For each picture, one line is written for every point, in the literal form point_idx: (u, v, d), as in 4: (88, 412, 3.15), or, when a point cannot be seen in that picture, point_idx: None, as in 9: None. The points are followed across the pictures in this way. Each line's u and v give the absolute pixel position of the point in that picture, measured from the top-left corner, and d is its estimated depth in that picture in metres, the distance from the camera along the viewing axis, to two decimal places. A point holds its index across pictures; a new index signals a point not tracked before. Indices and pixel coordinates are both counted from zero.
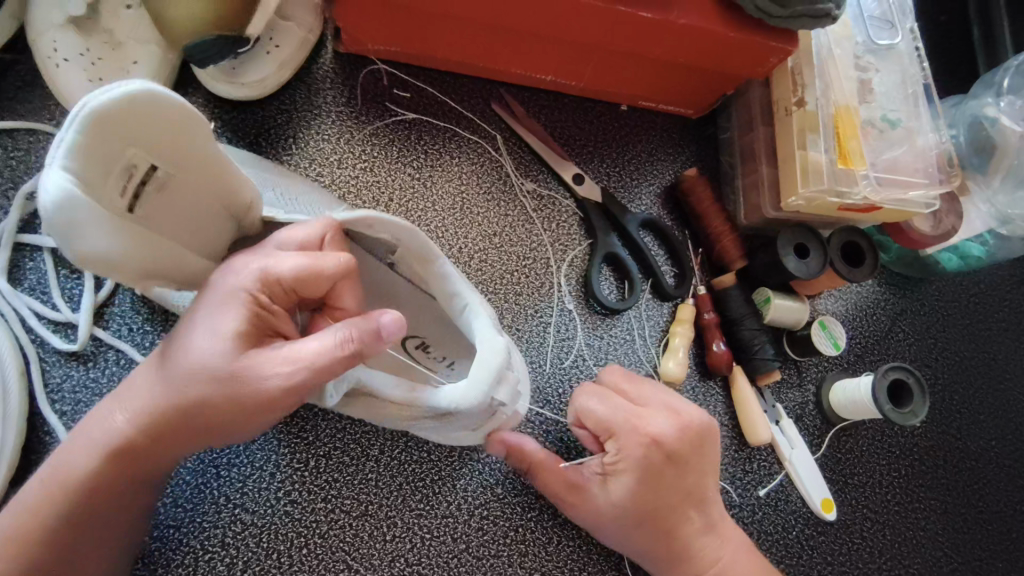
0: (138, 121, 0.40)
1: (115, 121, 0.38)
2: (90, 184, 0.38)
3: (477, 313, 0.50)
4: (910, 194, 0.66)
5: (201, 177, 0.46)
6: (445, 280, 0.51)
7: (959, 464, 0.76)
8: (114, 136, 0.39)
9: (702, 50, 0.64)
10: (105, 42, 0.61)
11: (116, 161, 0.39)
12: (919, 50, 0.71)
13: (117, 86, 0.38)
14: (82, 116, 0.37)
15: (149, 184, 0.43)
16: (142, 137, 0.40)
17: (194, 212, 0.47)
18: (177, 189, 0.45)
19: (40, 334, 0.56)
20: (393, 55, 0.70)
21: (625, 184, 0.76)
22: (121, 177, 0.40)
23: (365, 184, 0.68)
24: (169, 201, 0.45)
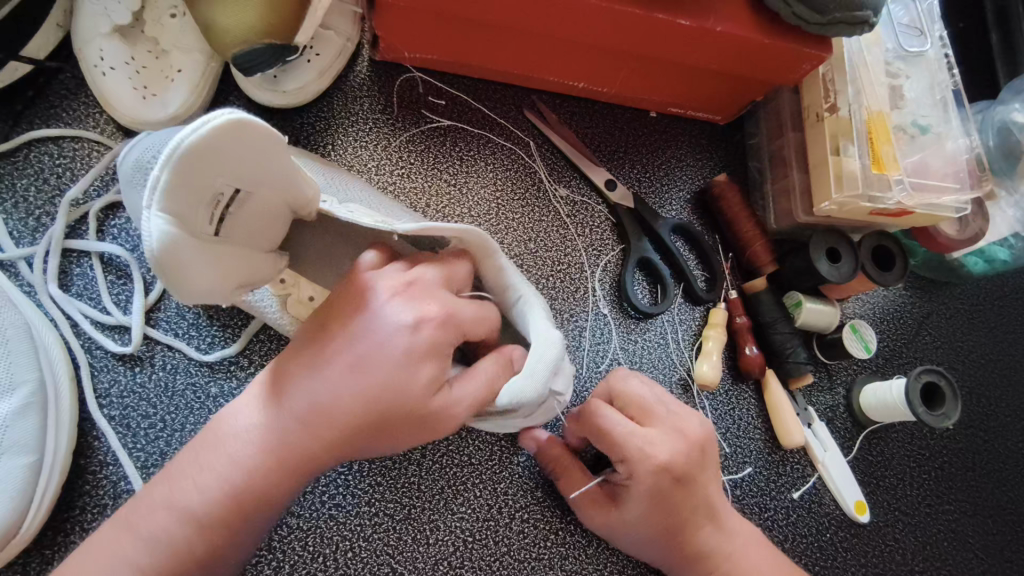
0: (228, 149, 0.37)
1: (208, 154, 0.36)
2: (182, 216, 0.37)
3: (533, 308, 0.52)
4: (943, 198, 0.67)
5: (273, 187, 0.44)
6: (502, 273, 0.52)
7: (988, 466, 0.76)
8: (203, 170, 0.37)
9: (736, 57, 0.65)
10: (149, 50, 0.62)
11: (206, 190, 0.38)
12: (948, 57, 0.72)
13: (209, 117, 0.36)
14: (177, 153, 0.35)
15: (229, 201, 0.41)
16: (229, 165, 0.39)
17: (260, 219, 0.46)
18: (251, 202, 0.44)
19: (92, 336, 0.57)
20: (428, 62, 0.71)
21: (656, 189, 0.76)
22: (209, 204, 0.39)
23: (402, 190, 0.69)
24: (247, 212, 0.44)
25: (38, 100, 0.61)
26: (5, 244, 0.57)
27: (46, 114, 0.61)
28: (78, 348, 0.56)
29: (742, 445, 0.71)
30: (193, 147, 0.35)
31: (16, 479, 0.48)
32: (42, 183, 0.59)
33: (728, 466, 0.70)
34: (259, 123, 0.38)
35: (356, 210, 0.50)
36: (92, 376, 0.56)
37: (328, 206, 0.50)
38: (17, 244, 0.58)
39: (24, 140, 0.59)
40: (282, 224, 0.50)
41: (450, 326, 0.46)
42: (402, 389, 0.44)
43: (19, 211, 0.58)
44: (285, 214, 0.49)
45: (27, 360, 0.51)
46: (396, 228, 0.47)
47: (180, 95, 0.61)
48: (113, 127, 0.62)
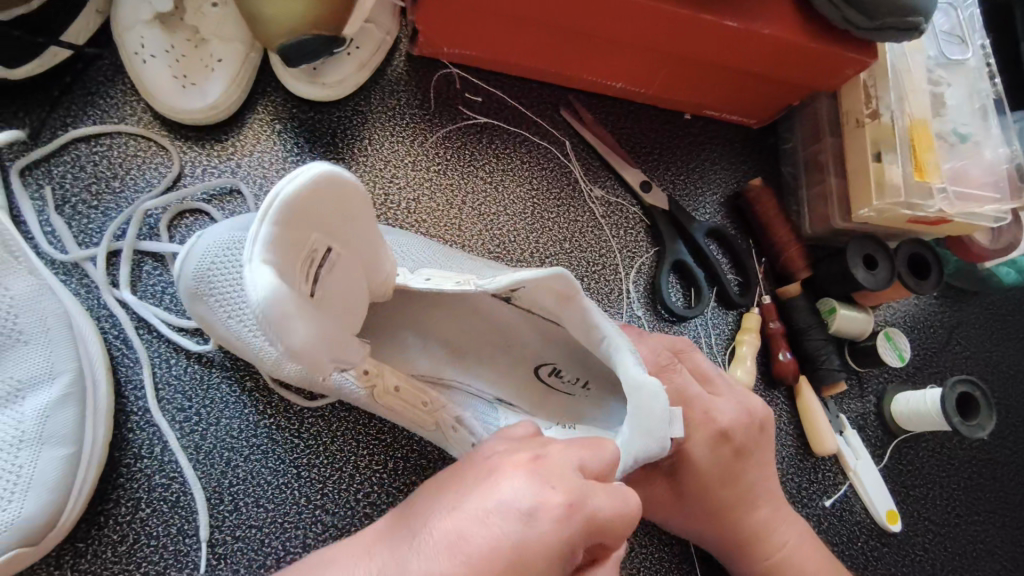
0: (322, 203, 0.38)
1: (306, 206, 0.36)
2: (281, 269, 0.36)
3: (619, 346, 0.50)
4: (983, 207, 0.67)
5: (361, 254, 0.44)
6: (586, 314, 0.50)
7: (1017, 477, 0.76)
8: (300, 227, 0.37)
9: (781, 60, 0.65)
10: (189, 38, 0.61)
11: (303, 246, 0.37)
12: (988, 65, 0.72)
13: (301, 169, 0.36)
14: (276, 206, 0.35)
15: (325, 266, 0.40)
16: (323, 221, 0.39)
17: (354, 290, 0.44)
18: (344, 272, 0.42)
19: (171, 339, 0.56)
20: (467, 59, 0.70)
21: (690, 192, 0.76)
22: (307, 264, 0.38)
23: (438, 187, 0.68)
24: (342, 279, 0.42)
25: (76, 86, 0.60)
26: (70, 247, 0.56)
27: (85, 100, 0.60)
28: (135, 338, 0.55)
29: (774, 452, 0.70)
30: (291, 197, 0.35)
31: (56, 471, 0.47)
32: (78, 171, 0.58)
33: None
34: (347, 176, 0.39)
35: (435, 276, 0.51)
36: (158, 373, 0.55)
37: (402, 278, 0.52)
38: (79, 245, 0.57)
39: (70, 136, 0.58)
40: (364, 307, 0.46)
41: (585, 528, 0.33)
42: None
43: (56, 199, 0.57)
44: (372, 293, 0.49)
45: (66, 350, 0.50)
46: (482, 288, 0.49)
47: (219, 85, 0.60)
48: (150, 116, 0.61)
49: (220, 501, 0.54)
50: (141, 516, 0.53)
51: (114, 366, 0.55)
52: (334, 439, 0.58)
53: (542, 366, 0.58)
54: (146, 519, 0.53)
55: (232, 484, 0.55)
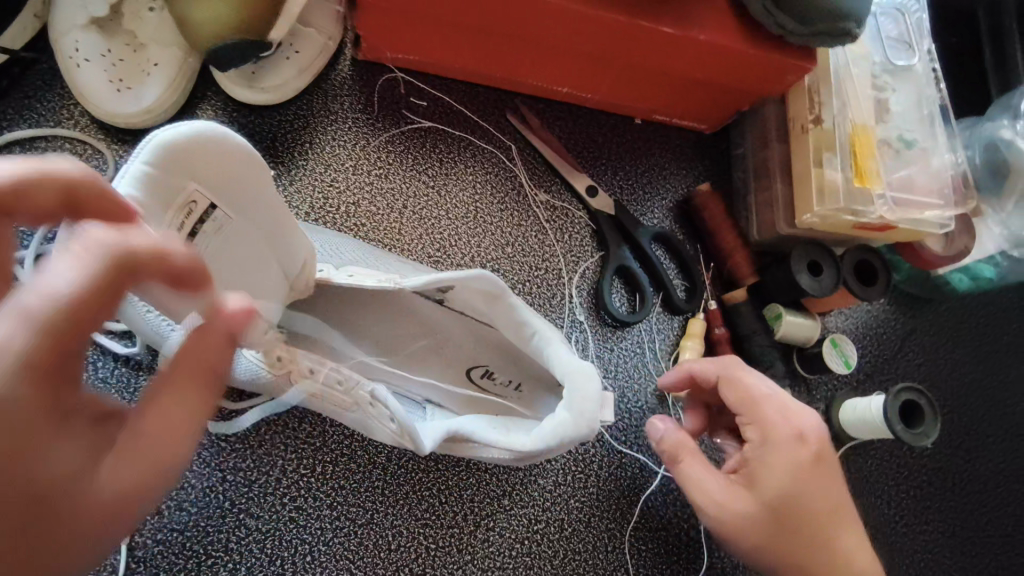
0: (208, 160, 0.41)
1: (184, 155, 0.40)
2: (149, 208, 0.39)
3: (549, 339, 0.52)
4: (926, 214, 0.66)
5: (256, 223, 0.47)
6: (513, 311, 0.51)
7: (967, 486, 0.75)
8: (180, 175, 0.40)
9: (720, 65, 0.64)
10: (127, 43, 0.62)
11: (180, 195, 0.41)
12: (935, 71, 0.71)
13: (188, 123, 0.41)
14: (153, 147, 0.39)
15: (207, 223, 0.43)
16: (211, 179, 0.42)
17: (246, 258, 0.47)
18: (231, 238, 0.45)
19: (98, 342, 0.56)
20: (410, 64, 0.70)
21: (638, 197, 0.76)
22: (182, 213, 0.41)
23: (379, 191, 0.68)
24: (228, 242, 0.45)
25: (14, 90, 0.61)
26: None
27: (22, 104, 0.60)
28: None
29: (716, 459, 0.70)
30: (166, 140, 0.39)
31: None
32: None
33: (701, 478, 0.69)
34: (242, 143, 0.43)
35: (357, 273, 0.53)
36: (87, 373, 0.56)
37: (327, 273, 0.53)
38: (10, 247, 0.58)
39: (4, 141, 0.59)
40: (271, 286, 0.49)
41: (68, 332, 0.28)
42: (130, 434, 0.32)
43: None
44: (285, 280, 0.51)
45: None
46: (404, 286, 0.50)
47: (155, 88, 0.61)
48: (87, 120, 0.61)
49: None
50: None
51: None
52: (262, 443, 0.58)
53: (474, 367, 0.59)
54: None
55: None
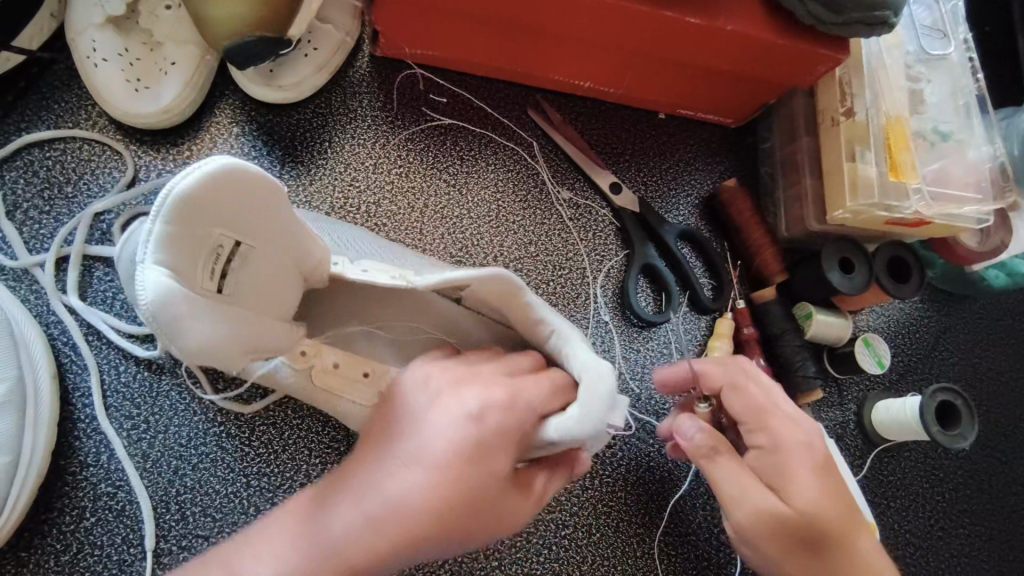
0: (227, 200, 0.39)
1: (204, 203, 0.38)
2: (183, 270, 0.38)
3: (569, 338, 0.49)
4: (963, 208, 0.64)
5: (280, 241, 0.45)
6: (531, 309, 0.49)
7: (1005, 488, 0.73)
8: (204, 222, 0.38)
9: (748, 57, 0.63)
10: (144, 42, 0.61)
11: (206, 242, 0.39)
12: (971, 60, 0.69)
13: (202, 164, 0.37)
14: (172, 201, 0.36)
15: (234, 259, 0.42)
16: (232, 217, 0.40)
17: (275, 274, 0.46)
18: (259, 263, 0.44)
19: (115, 345, 0.56)
20: (430, 59, 0.69)
21: (662, 194, 0.74)
22: (209, 259, 0.39)
23: (400, 190, 0.67)
24: (257, 271, 0.44)
25: (30, 91, 0.60)
26: (17, 251, 0.56)
27: (39, 105, 0.60)
28: (81, 343, 0.55)
29: None
30: (187, 191, 0.36)
31: None
32: (31, 176, 0.58)
33: None
34: (253, 169, 0.40)
35: (372, 268, 0.50)
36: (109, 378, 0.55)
37: (344, 269, 0.50)
38: (29, 250, 0.57)
39: (21, 143, 0.58)
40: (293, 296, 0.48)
41: None
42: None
43: (7, 204, 0.57)
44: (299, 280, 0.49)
45: (7, 358, 0.50)
46: (417, 284, 0.47)
47: (173, 88, 0.60)
48: (105, 120, 0.60)
49: (166, 510, 0.54)
50: (86, 524, 0.52)
51: (63, 373, 0.55)
52: (285, 448, 0.57)
53: None
54: (90, 528, 0.52)
55: (179, 492, 0.54)
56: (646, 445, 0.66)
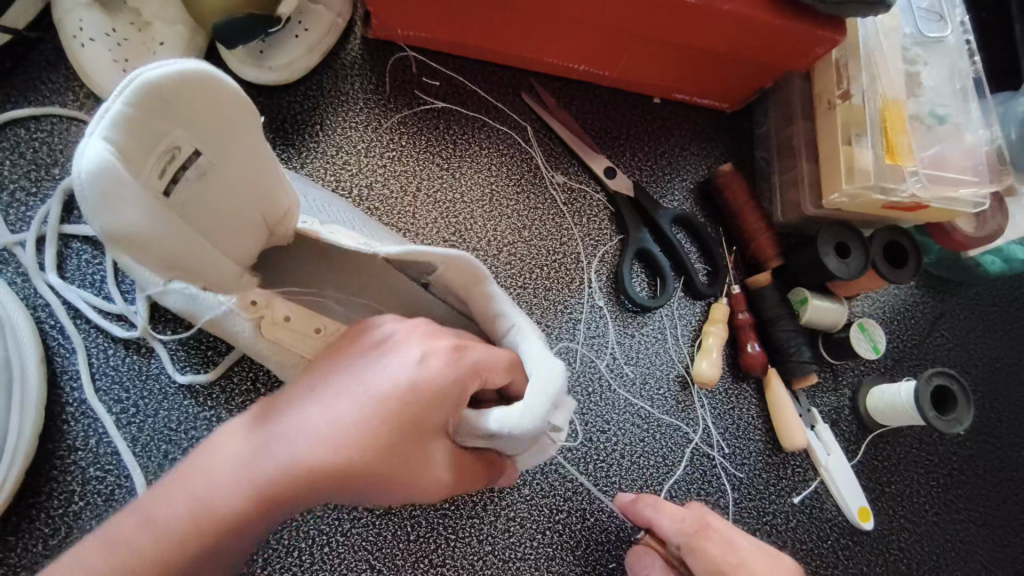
0: (194, 103, 0.37)
1: (169, 97, 0.36)
2: (132, 159, 0.36)
3: (527, 337, 0.46)
4: (960, 191, 0.64)
5: (246, 174, 0.43)
6: (493, 303, 0.46)
7: (1000, 474, 0.73)
8: (165, 117, 0.37)
9: (744, 39, 0.62)
10: (132, 22, 0.60)
11: (162, 138, 0.37)
12: (968, 43, 0.68)
13: (177, 60, 0.36)
14: (136, 87, 0.34)
15: (188, 169, 0.40)
16: (195, 123, 0.38)
17: (228, 200, 0.43)
18: (217, 184, 0.42)
19: (96, 325, 0.55)
20: (423, 41, 0.68)
21: (658, 179, 0.73)
22: (161, 158, 0.37)
23: (392, 174, 0.66)
24: (211, 190, 0.42)
25: (16, 72, 0.59)
26: None
27: (25, 85, 0.59)
28: (68, 325, 0.54)
29: (741, 447, 0.68)
30: (154, 81, 0.35)
31: None
32: (17, 157, 0.57)
33: (727, 467, 0.67)
34: (231, 85, 0.39)
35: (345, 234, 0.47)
36: (97, 361, 0.54)
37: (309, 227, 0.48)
38: (13, 232, 0.56)
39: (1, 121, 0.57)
40: (249, 238, 0.46)
41: None
42: (257, 528, 0.34)
43: None
44: (259, 229, 0.47)
45: None
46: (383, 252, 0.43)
47: None
48: (93, 101, 0.60)
49: None
50: (75, 509, 0.51)
51: (50, 356, 0.54)
52: None
53: None
54: (78, 513, 0.51)
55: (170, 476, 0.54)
56: (640, 430, 0.65)
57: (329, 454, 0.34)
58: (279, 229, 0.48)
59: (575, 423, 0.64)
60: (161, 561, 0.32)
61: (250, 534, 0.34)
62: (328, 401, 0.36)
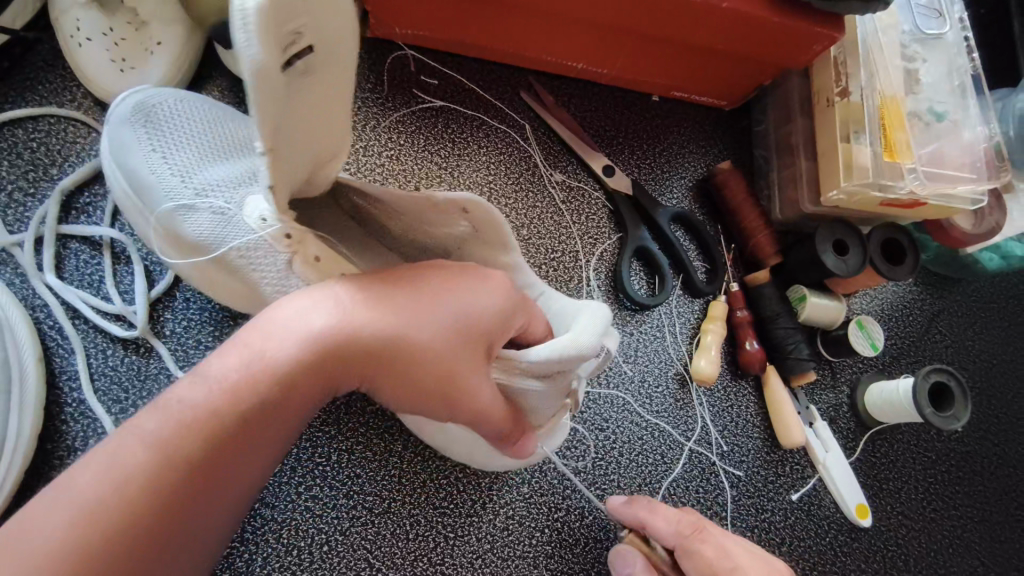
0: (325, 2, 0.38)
1: None
2: (278, 14, 0.33)
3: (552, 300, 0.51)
4: (958, 188, 0.64)
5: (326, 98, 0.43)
6: (517, 273, 0.51)
7: (998, 470, 0.73)
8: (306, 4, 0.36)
9: (743, 36, 0.62)
10: (129, 21, 0.59)
11: (297, 18, 0.36)
12: (967, 40, 0.68)
13: None
14: None
15: (297, 60, 0.38)
16: (318, 23, 0.38)
17: (310, 113, 0.42)
18: (305, 92, 0.41)
19: (95, 324, 0.55)
20: (422, 40, 0.68)
21: (656, 177, 0.73)
22: (287, 38, 0.36)
23: (391, 172, 0.66)
24: (302, 94, 0.41)
25: (13, 72, 0.59)
26: None
27: (23, 86, 0.59)
28: (67, 325, 0.54)
29: (739, 444, 0.68)
30: None
31: None
32: (15, 158, 0.57)
33: (725, 464, 0.67)
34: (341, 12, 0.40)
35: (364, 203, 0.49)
36: (95, 361, 0.54)
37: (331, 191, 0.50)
38: (10, 233, 0.56)
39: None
40: (304, 163, 0.44)
41: None
42: (307, 388, 0.39)
43: None
44: (311, 162, 0.46)
45: None
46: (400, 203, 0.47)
47: (160, 69, 0.59)
48: (91, 102, 0.60)
49: None
50: None
51: (48, 356, 0.54)
52: None
53: None
54: None
55: None
56: (639, 428, 0.65)
57: (302, 352, 0.39)
58: (317, 178, 0.48)
59: (574, 420, 0.64)
60: (211, 420, 0.36)
61: (235, 452, 0.37)
62: (302, 309, 0.40)
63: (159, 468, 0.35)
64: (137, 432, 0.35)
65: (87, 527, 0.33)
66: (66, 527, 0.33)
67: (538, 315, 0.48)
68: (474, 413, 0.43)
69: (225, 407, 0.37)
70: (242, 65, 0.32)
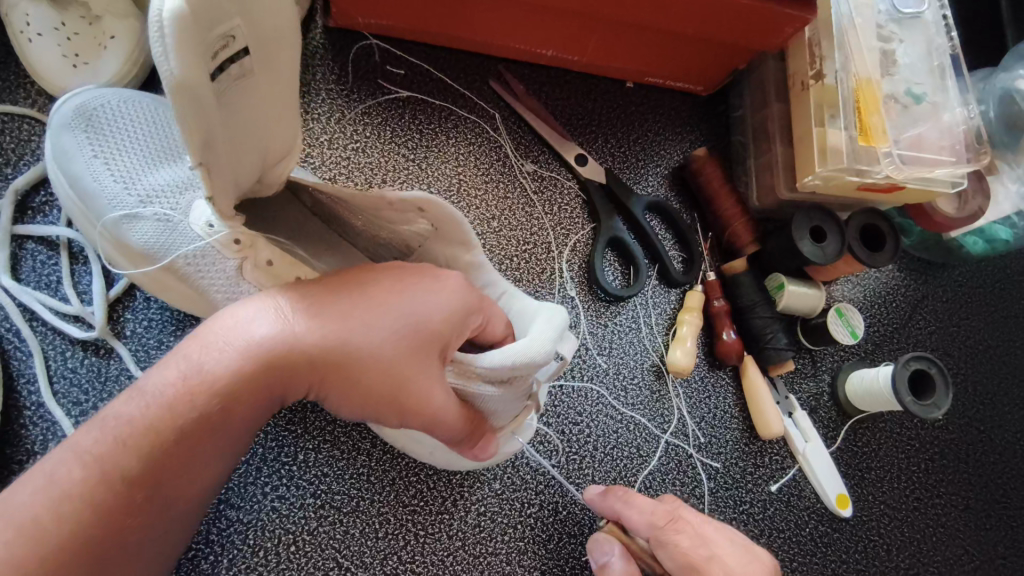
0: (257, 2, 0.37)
1: None
2: (202, 19, 0.32)
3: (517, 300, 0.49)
4: (936, 172, 0.62)
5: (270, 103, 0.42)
6: (480, 272, 0.49)
7: (982, 457, 0.72)
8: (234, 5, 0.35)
9: (712, 19, 0.61)
10: (83, 15, 0.58)
11: (227, 19, 0.35)
12: (946, 18, 0.66)
13: None
14: None
15: (234, 65, 0.37)
16: (250, 23, 0.37)
17: (257, 121, 0.41)
18: (247, 97, 0.39)
19: (53, 326, 0.54)
20: (386, 29, 0.67)
21: (631, 166, 0.72)
22: (217, 40, 0.35)
23: (357, 165, 0.64)
24: (244, 100, 0.39)
25: None
26: None
27: None
28: (24, 327, 0.53)
29: (716, 436, 0.67)
30: None
31: None
32: None
33: (703, 457, 0.66)
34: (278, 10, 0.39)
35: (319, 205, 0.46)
36: (54, 363, 0.54)
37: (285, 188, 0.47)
38: None
39: None
40: (253, 172, 0.43)
41: None
42: (250, 399, 0.38)
43: None
44: (262, 170, 0.44)
45: None
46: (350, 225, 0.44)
47: (114, 63, 0.57)
48: (45, 99, 0.58)
49: None
50: None
51: (5, 359, 0.53)
52: None
53: None
54: None
55: None
56: (614, 421, 0.64)
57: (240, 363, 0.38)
58: (269, 178, 0.46)
59: (547, 415, 0.63)
60: (153, 431, 0.36)
61: (180, 462, 0.37)
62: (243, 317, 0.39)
63: (97, 483, 0.36)
64: (76, 448, 0.36)
65: (33, 545, 0.34)
66: (8, 546, 0.34)
67: (498, 316, 0.46)
68: (429, 421, 0.40)
69: (164, 418, 0.36)
70: (160, 79, 0.31)
